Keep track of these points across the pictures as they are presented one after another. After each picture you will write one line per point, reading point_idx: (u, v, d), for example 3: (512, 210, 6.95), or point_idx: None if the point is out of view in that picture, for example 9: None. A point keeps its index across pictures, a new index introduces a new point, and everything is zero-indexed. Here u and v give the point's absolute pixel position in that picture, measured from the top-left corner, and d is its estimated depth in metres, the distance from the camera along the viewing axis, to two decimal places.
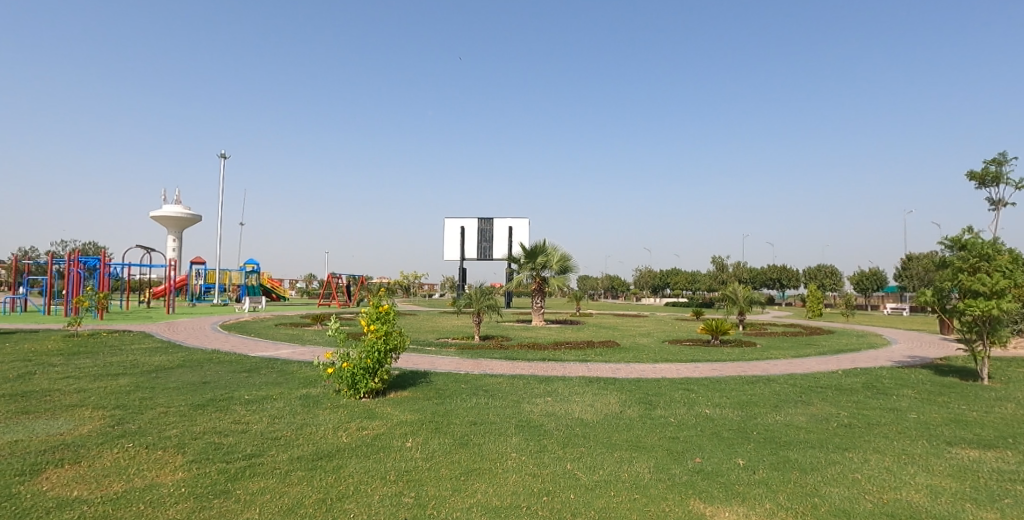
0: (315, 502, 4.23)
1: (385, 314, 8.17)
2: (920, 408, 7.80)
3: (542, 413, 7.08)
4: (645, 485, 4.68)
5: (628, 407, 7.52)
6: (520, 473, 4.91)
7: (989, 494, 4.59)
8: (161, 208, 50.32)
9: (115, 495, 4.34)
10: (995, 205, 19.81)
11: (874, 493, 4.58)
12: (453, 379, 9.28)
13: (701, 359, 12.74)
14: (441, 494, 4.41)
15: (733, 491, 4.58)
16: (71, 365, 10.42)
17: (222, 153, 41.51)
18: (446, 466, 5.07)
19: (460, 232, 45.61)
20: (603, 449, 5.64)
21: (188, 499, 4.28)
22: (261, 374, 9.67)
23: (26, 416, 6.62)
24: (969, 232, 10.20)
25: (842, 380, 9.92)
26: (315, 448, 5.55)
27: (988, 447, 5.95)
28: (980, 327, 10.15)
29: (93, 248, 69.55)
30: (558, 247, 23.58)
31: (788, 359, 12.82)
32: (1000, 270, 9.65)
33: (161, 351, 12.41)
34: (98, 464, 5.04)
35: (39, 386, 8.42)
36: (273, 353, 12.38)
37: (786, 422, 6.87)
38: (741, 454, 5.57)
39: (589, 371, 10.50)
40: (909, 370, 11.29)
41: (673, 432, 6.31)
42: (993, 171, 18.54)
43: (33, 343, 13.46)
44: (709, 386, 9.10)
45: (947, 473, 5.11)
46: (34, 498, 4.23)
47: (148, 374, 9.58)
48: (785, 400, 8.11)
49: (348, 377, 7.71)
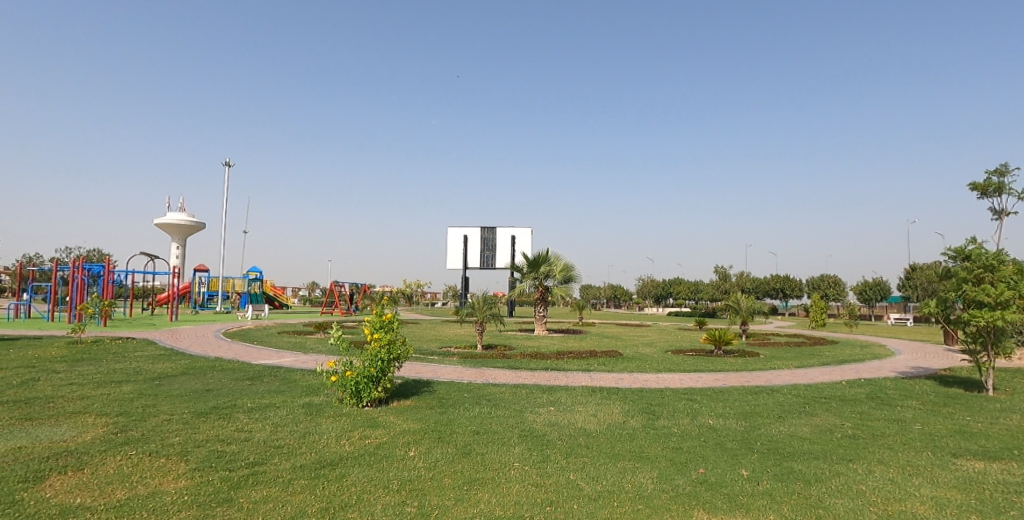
0: (319, 511, 4.24)
1: (389, 322, 8.18)
2: (925, 419, 7.77)
3: (545, 423, 7.07)
4: (648, 495, 4.67)
5: (631, 417, 7.51)
6: (524, 483, 4.90)
7: (994, 506, 4.57)
8: (167, 215, 50.59)
9: (118, 502, 4.35)
10: (999, 215, 19.77)
11: (880, 505, 4.56)
12: (456, 388, 9.29)
13: (704, 369, 12.69)
14: (445, 504, 4.40)
15: (736, 502, 4.58)
16: (74, 372, 10.44)
17: (228, 161, 41.52)
18: (449, 475, 5.06)
19: (464, 241, 45.74)
20: (606, 459, 5.64)
21: (191, 506, 4.28)
22: (264, 382, 9.70)
23: (29, 423, 6.63)
24: (973, 243, 10.19)
25: (846, 391, 9.88)
26: (318, 457, 5.55)
27: (994, 459, 5.92)
28: (985, 337, 10.12)
29: (98, 256, 70.36)
30: (561, 256, 23.64)
31: (791, 369, 12.82)
32: (1005, 281, 9.62)
33: (165, 359, 12.45)
34: (101, 471, 5.05)
35: (43, 392, 8.46)
36: (276, 361, 12.39)
37: (790, 433, 6.85)
38: (745, 464, 5.56)
39: (592, 381, 10.49)
40: (913, 381, 11.26)
41: (676, 442, 6.30)
42: (996, 182, 18.52)
43: (38, 350, 13.48)
44: (712, 396, 9.09)
45: (951, 484, 5.08)
46: (37, 505, 4.24)
47: (151, 381, 9.62)
48: (789, 411, 8.09)
49: (351, 385, 7.72)
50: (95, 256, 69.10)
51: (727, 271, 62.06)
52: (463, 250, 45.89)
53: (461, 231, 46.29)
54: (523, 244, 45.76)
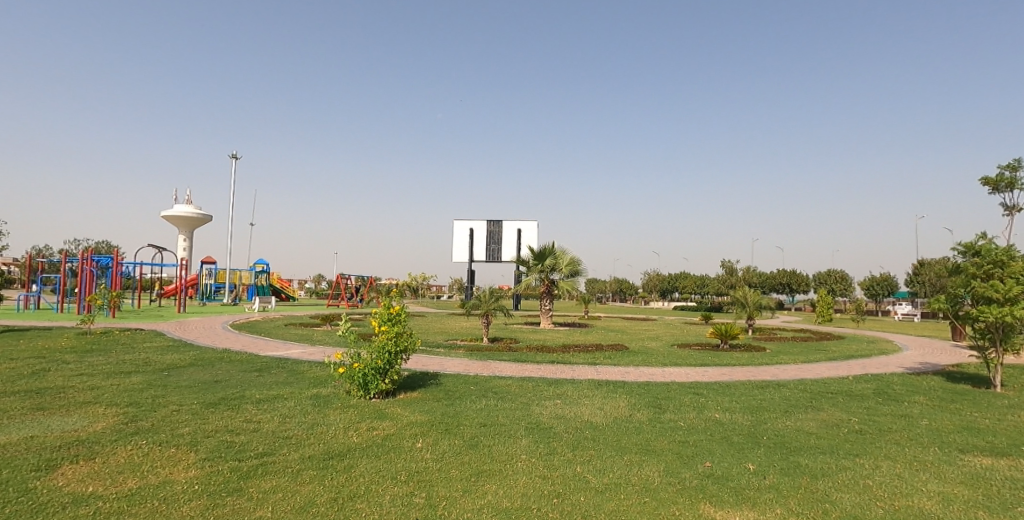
0: (327, 501, 4.28)
1: (396, 315, 8.23)
2: (932, 415, 7.74)
3: (551, 416, 7.09)
4: (655, 488, 4.69)
5: (638, 410, 7.52)
6: (531, 475, 4.92)
7: (1002, 502, 4.56)
8: (173, 208, 50.84)
9: (128, 492, 4.39)
10: (1010, 211, 19.60)
11: (886, 500, 4.56)
12: (463, 381, 9.32)
13: (710, 363, 12.69)
14: (452, 495, 4.43)
15: (743, 496, 4.58)
16: (84, 362, 10.57)
17: (235, 154, 41.91)
18: (456, 467, 5.09)
19: (470, 235, 45.78)
20: (612, 452, 5.65)
21: (202, 496, 4.33)
22: (272, 373, 9.79)
23: (40, 413, 6.72)
24: (984, 239, 10.08)
25: (853, 386, 9.83)
26: (326, 448, 5.60)
27: (1001, 455, 5.89)
28: (992, 334, 10.00)
29: (105, 245, 72.34)
30: (568, 250, 23.48)
31: (798, 364, 12.76)
32: (1014, 277, 9.52)
33: (173, 350, 12.54)
34: (112, 460, 5.12)
35: (54, 383, 8.56)
36: (283, 353, 12.46)
37: (796, 428, 6.84)
38: (751, 458, 5.57)
39: (598, 374, 10.51)
40: (921, 377, 11.18)
41: (682, 436, 6.30)
42: (1008, 177, 18.36)
43: (47, 341, 13.61)
44: (719, 391, 9.07)
45: (959, 480, 5.06)
46: (50, 494, 4.30)
47: (160, 372, 9.71)
48: (795, 406, 8.05)
49: (358, 377, 7.75)
50: (105, 248, 70.62)
51: (733, 264, 61.31)
52: (468, 245, 45.91)
53: (466, 225, 46.20)
54: (528, 238, 45.64)
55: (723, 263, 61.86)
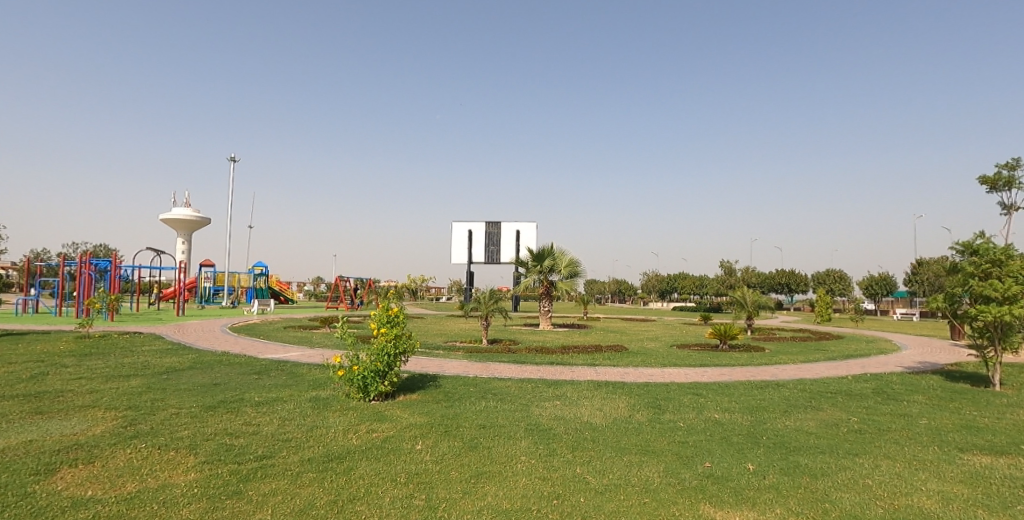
0: (327, 503, 4.27)
1: (395, 317, 8.22)
2: (931, 414, 7.75)
3: (551, 417, 7.08)
4: (655, 488, 4.69)
5: (637, 411, 7.52)
6: (530, 476, 4.92)
7: (1002, 501, 4.57)
8: (171, 211, 50.78)
9: (128, 495, 4.39)
10: (1008, 210, 19.68)
11: (886, 499, 4.57)
12: (462, 382, 9.31)
13: (710, 363, 12.69)
14: (452, 497, 4.43)
15: (743, 496, 4.58)
16: (83, 366, 10.56)
17: (233, 157, 42.03)
18: (456, 468, 5.09)
19: (469, 236, 45.80)
20: (612, 453, 5.65)
21: (201, 499, 4.33)
22: (271, 376, 9.77)
23: (39, 417, 6.70)
24: (981, 238, 10.11)
25: (852, 386, 9.84)
26: (325, 450, 5.59)
27: (1000, 453, 5.90)
28: (991, 333, 10.02)
29: (103, 249, 72.20)
30: (566, 251, 23.48)
31: (798, 364, 12.76)
32: (1012, 276, 9.54)
33: (171, 353, 12.50)
34: (111, 464, 5.10)
35: (52, 387, 8.53)
36: (282, 355, 12.44)
37: (796, 428, 6.84)
38: (751, 458, 5.57)
39: (598, 375, 10.51)
40: (920, 376, 11.20)
41: (682, 436, 6.30)
42: (1005, 176, 18.43)
43: (45, 345, 13.56)
44: (718, 391, 9.07)
45: (958, 479, 5.07)
46: (48, 498, 4.29)
47: (159, 376, 9.68)
48: (795, 406, 8.05)
49: (358, 380, 7.73)
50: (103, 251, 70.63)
51: (733, 264, 61.35)
52: (468, 246, 45.89)
53: (465, 226, 46.21)
54: (527, 239, 45.65)
55: (722, 263, 61.93)
